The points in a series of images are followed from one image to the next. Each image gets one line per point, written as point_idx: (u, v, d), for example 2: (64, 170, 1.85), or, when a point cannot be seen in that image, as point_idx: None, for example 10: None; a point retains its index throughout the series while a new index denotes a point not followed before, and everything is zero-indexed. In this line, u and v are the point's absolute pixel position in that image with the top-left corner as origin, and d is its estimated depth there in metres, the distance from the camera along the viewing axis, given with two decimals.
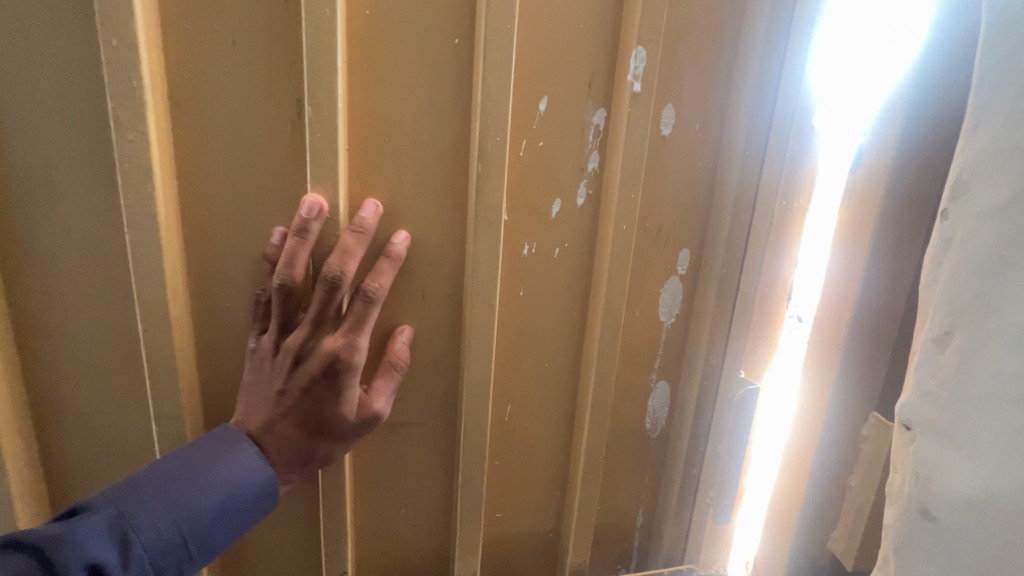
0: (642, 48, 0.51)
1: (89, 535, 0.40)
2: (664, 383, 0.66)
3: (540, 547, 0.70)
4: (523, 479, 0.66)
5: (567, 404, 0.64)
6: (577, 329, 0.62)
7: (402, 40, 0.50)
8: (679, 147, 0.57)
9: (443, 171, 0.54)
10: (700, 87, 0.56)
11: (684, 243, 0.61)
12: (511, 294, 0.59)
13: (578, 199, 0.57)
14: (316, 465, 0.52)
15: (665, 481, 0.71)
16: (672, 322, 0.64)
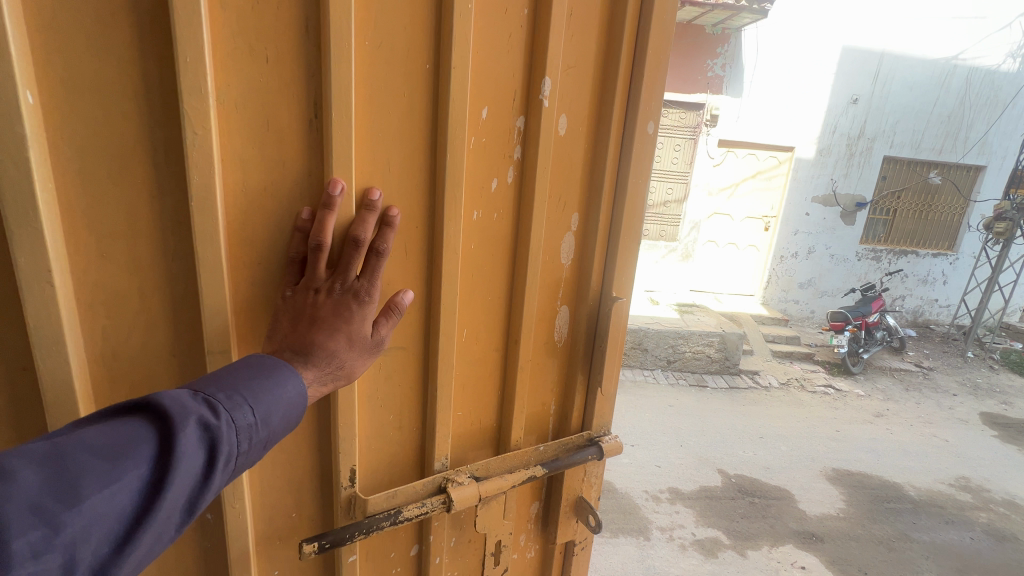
0: (546, 88, 1.20)
1: (190, 405, 0.77)
2: (567, 302, 1.46)
3: (489, 432, 1.46)
4: (474, 392, 1.39)
5: (503, 316, 1.37)
6: (506, 263, 1.32)
7: (386, 69, 0.97)
8: (567, 141, 1.30)
9: (411, 147, 1.04)
10: (576, 118, 1.30)
11: (574, 207, 1.38)
12: (469, 241, 1.23)
13: (507, 178, 1.24)
14: (341, 375, 0.93)
15: (568, 368, 1.55)
16: (568, 252, 1.42)
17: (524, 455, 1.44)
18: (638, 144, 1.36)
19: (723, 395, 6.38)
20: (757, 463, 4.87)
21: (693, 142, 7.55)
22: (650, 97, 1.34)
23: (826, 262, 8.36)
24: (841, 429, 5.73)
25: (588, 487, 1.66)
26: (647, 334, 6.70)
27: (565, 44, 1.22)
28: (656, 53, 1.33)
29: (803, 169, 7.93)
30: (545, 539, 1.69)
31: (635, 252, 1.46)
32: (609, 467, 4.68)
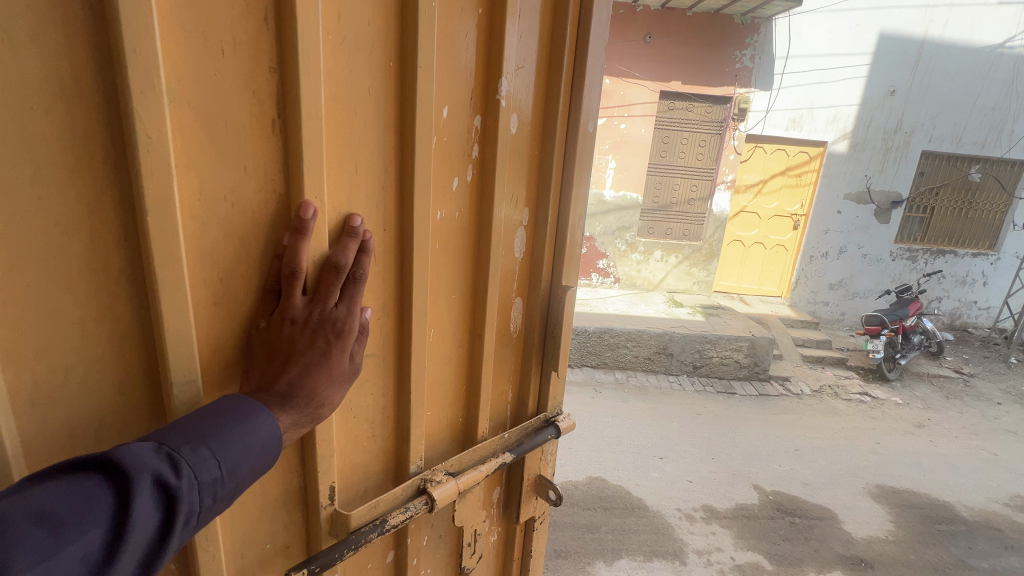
0: (503, 82, 1.07)
1: (153, 456, 0.67)
2: (519, 301, 1.32)
3: (457, 430, 1.26)
4: (441, 388, 1.19)
5: (460, 323, 1.19)
6: (466, 276, 1.15)
7: (350, 60, 0.84)
8: (521, 138, 1.17)
9: (374, 149, 0.91)
10: (531, 111, 1.17)
11: (526, 203, 1.24)
12: (434, 245, 1.05)
13: (455, 184, 1.07)
14: (319, 404, 0.85)
15: (523, 374, 1.41)
16: (520, 252, 1.27)
17: (494, 445, 1.28)
18: (586, 139, 1.28)
19: (753, 402, 5.82)
20: (795, 478, 4.37)
21: (720, 136, 7.14)
22: (591, 87, 1.25)
23: (858, 263, 7.81)
24: (882, 441, 5.20)
25: (545, 464, 1.56)
26: (672, 337, 6.11)
27: (516, 34, 1.08)
28: (597, 41, 1.23)
29: (835, 163, 7.34)
30: (508, 520, 1.56)
31: (580, 241, 1.36)
32: (637, 483, 4.12)
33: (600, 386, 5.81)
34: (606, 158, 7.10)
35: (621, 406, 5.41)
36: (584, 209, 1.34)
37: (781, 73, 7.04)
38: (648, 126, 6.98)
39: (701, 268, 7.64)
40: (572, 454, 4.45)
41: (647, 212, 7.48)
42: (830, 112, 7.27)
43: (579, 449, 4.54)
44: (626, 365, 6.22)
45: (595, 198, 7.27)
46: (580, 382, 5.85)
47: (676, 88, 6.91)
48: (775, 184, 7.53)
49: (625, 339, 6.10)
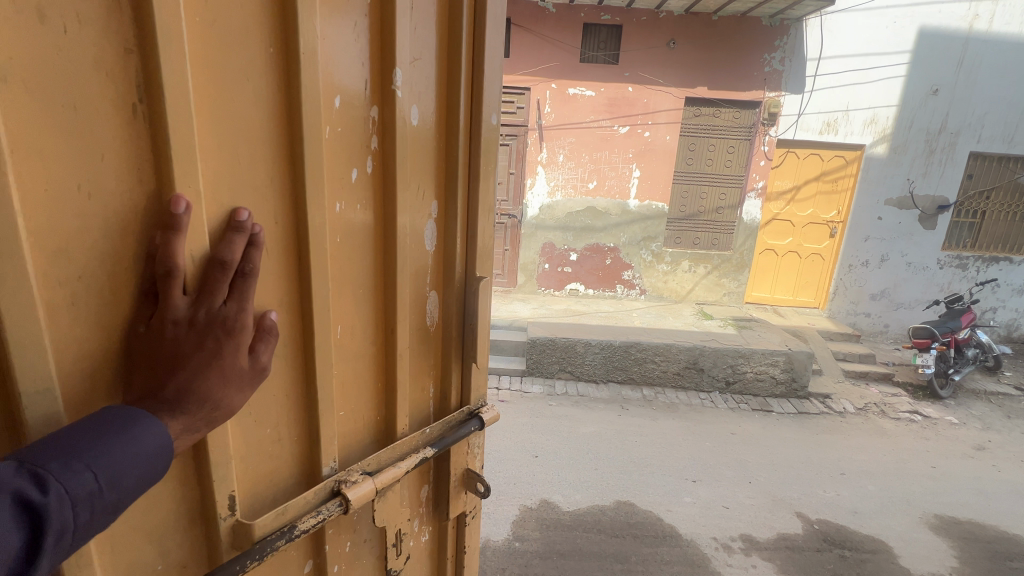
0: (399, 69, 1.00)
1: (11, 476, 0.60)
2: (434, 295, 1.22)
3: (374, 430, 1.16)
4: (353, 389, 1.09)
5: (369, 323, 1.09)
6: (373, 275, 1.07)
7: (220, 40, 0.76)
8: (424, 129, 1.09)
9: (259, 140, 0.83)
10: (433, 101, 1.10)
11: (435, 195, 1.16)
12: (333, 240, 0.96)
13: (354, 175, 0.98)
14: (215, 408, 0.78)
15: (446, 373, 1.31)
16: (434, 247, 1.19)
17: (415, 441, 1.20)
18: (494, 131, 1.23)
19: (792, 421, 5.35)
20: (842, 505, 3.92)
21: (750, 142, 6.79)
22: (492, 77, 1.20)
23: (901, 271, 7.26)
24: (939, 465, 4.66)
25: (473, 457, 1.43)
26: (702, 351, 5.71)
27: (409, 20, 1.01)
28: (494, 29, 1.18)
29: (875, 167, 6.85)
30: (437, 517, 1.41)
31: (493, 232, 1.31)
32: (668, 508, 3.74)
33: (628, 403, 5.42)
34: (630, 167, 6.83)
35: (651, 424, 5.02)
36: (495, 200, 1.29)
37: (814, 75, 6.55)
38: (672, 133, 6.67)
39: (732, 278, 7.20)
40: (597, 476, 4.09)
41: (674, 221, 7.08)
42: (868, 113, 6.72)
43: (604, 470, 4.18)
44: (654, 381, 5.81)
45: (619, 208, 6.96)
46: (605, 399, 5.46)
47: (701, 94, 6.61)
48: (809, 189, 6.96)
49: (653, 353, 5.71)
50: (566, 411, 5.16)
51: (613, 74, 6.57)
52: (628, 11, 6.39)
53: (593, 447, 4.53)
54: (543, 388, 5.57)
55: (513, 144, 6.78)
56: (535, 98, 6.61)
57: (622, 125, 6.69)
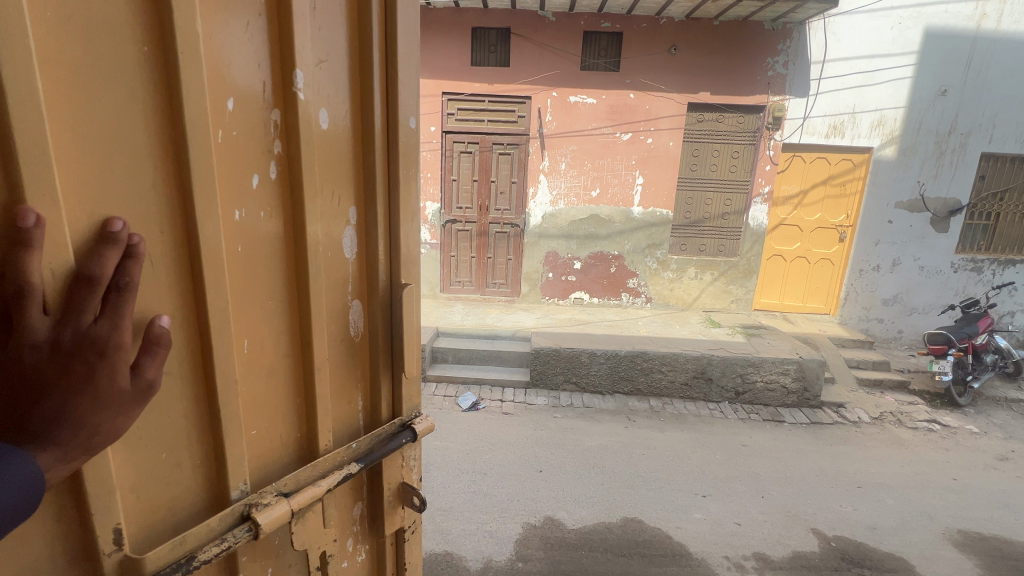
0: (300, 71, 0.97)
1: None
2: (357, 304, 1.19)
3: (295, 448, 1.12)
4: (266, 405, 1.04)
5: (283, 334, 1.05)
6: (284, 285, 1.03)
7: (84, 36, 0.70)
8: (334, 133, 1.07)
9: (141, 144, 0.78)
10: (343, 104, 1.08)
11: (352, 202, 1.14)
12: (231, 250, 0.92)
13: (255, 181, 0.95)
14: (93, 436, 0.72)
15: (375, 383, 1.27)
16: (353, 255, 1.17)
17: (339, 457, 1.15)
18: (411, 136, 1.23)
19: (805, 432, 5.09)
20: (860, 521, 3.68)
21: (754, 147, 6.61)
22: (406, 81, 1.19)
23: (914, 275, 7.02)
24: (962, 477, 4.39)
25: (409, 470, 1.39)
26: (711, 360, 5.49)
27: (311, 22, 0.98)
28: (408, 33, 1.18)
29: (885, 168, 6.62)
30: (373, 535, 1.36)
31: (418, 238, 1.29)
32: (677, 525, 3.52)
33: (634, 414, 5.19)
34: (633, 174, 6.68)
35: (658, 437, 4.78)
36: (416, 204, 1.29)
37: (818, 79, 6.48)
38: (676, 140, 6.56)
39: (740, 285, 7.03)
40: (604, 491, 3.88)
41: (679, 227, 6.86)
42: (875, 115, 6.47)
43: (613, 485, 3.96)
44: (661, 392, 5.57)
45: (623, 216, 6.83)
46: (611, 410, 5.24)
47: (704, 99, 6.45)
48: (817, 194, 6.76)
49: (660, 363, 5.49)
50: (571, 423, 4.94)
51: (614, 82, 6.47)
52: (628, 18, 6.29)
53: (598, 461, 4.31)
54: (547, 400, 5.36)
55: (514, 153, 6.64)
56: (536, 106, 6.49)
57: (625, 132, 6.55)
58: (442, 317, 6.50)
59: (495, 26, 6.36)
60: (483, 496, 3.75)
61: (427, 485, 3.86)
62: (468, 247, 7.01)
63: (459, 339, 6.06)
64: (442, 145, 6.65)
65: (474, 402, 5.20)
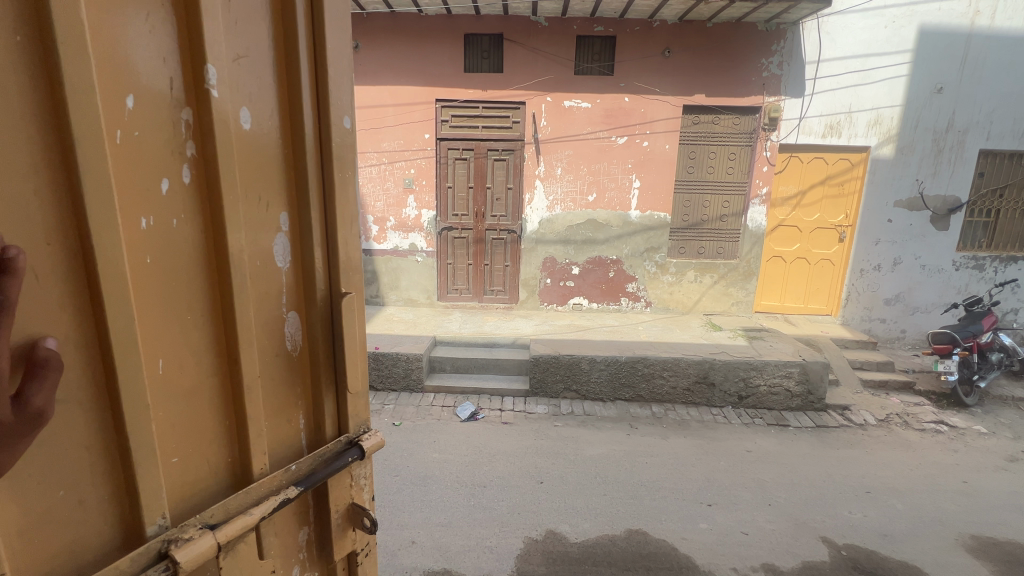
0: (213, 69, 0.94)
1: None
2: (293, 313, 1.18)
3: (228, 473, 1.08)
4: (190, 429, 1.00)
5: (207, 348, 1.01)
6: (206, 294, 0.99)
7: None
8: (257, 135, 1.05)
9: (21, 145, 0.72)
10: (266, 105, 1.07)
11: (281, 207, 1.13)
12: (139, 260, 0.88)
13: (167, 185, 0.92)
14: None
15: (315, 394, 1.26)
16: (285, 263, 1.15)
17: (277, 482, 1.12)
18: (346, 138, 1.23)
19: (811, 436, 4.91)
20: (870, 528, 3.51)
21: (751, 148, 6.46)
22: (337, 82, 1.18)
23: (917, 274, 6.80)
24: (972, 480, 4.23)
25: (359, 490, 1.37)
26: (713, 365, 5.31)
27: (225, 19, 0.96)
28: (337, 33, 1.17)
29: (882, 167, 6.51)
30: (322, 559, 1.34)
31: (357, 244, 1.29)
32: (683, 536, 3.35)
33: (636, 421, 5.01)
34: (630, 177, 6.55)
35: (661, 444, 4.60)
36: (354, 208, 1.28)
37: (814, 78, 6.34)
38: (672, 142, 6.43)
39: (740, 288, 6.81)
40: (607, 501, 3.70)
41: (677, 230, 6.73)
42: (871, 114, 6.44)
43: (616, 495, 3.78)
44: (663, 398, 5.40)
45: (620, 220, 6.67)
46: (613, 417, 5.06)
47: (700, 102, 6.35)
48: (815, 194, 6.60)
49: (661, 368, 5.32)
50: (573, 432, 4.76)
51: (609, 85, 6.34)
52: (621, 22, 6.19)
53: (601, 470, 4.13)
54: (548, 408, 5.18)
55: (510, 158, 6.50)
56: (530, 111, 6.38)
57: (620, 136, 6.44)
58: (440, 326, 6.31)
59: (487, 33, 6.24)
60: (484, 510, 3.57)
61: (425, 500, 3.67)
62: (465, 255, 6.84)
63: (457, 348, 5.87)
64: (437, 153, 6.51)
65: (474, 412, 5.02)
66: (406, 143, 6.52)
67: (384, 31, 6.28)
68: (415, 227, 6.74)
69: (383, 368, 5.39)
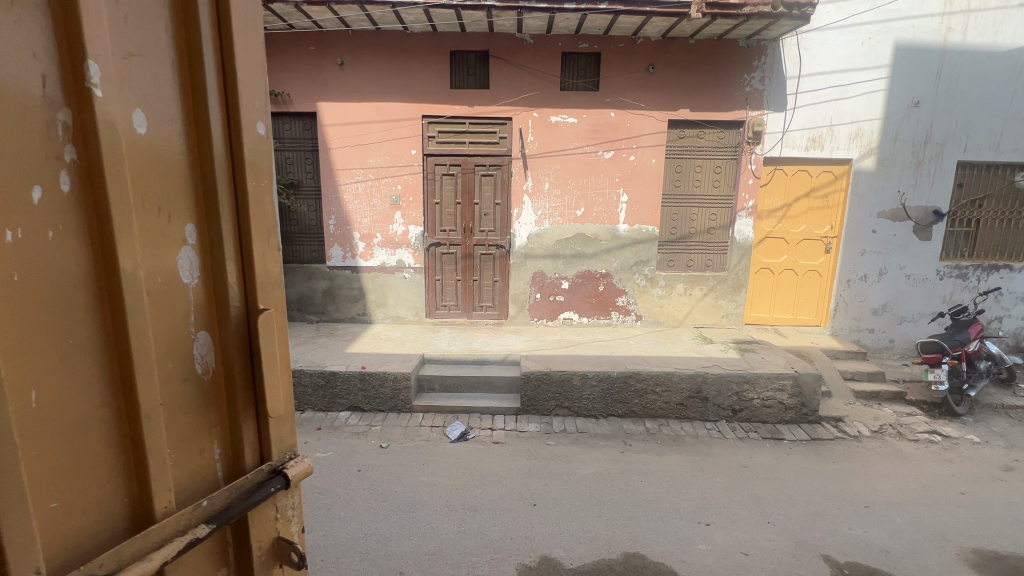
0: (94, 67, 0.90)
1: None
2: (203, 333, 1.15)
3: (127, 514, 1.03)
4: (73, 462, 0.94)
5: (94, 368, 0.96)
6: (95, 309, 0.95)
7: None
8: (152, 141, 1.02)
9: None
10: (165, 111, 1.05)
11: (186, 219, 1.11)
12: (7, 274, 0.83)
13: (40, 195, 0.87)
14: None
15: (233, 421, 1.22)
16: (193, 279, 1.13)
17: (184, 520, 1.06)
18: (263, 146, 1.22)
19: (806, 449, 4.76)
20: (870, 544, 3.35)
21: (737, 161, 6.41)
22: (248, 85, 1.17)
23: (902, 284, 6.76)
24: (969, 491, 4.09)
25: (286, 522, 1.36)
26: (706, 378, 5.16)
27: (112, 17, 0.94)
28: (249, 37, 1.16)
29: (864, 180, 6.50)
30: None
31: (275, 257, 1.27)
32: (681, 559, 3.16)
33: (630, 438, 4.83)
34: (618, 192, 6.47)
35: (656, 461, 4.42)
36: (273, 219, 1.28)
37: (795, 93, 6.32)
38: (658, 156, 6.38)
39: (730, 300, 6.72)
40: (602, 523, 3.49)
41: (666, 245, 6.67)
42: (852, 127, 6.41)
43: (612, 517, 3.57)
44: (656, 413, 5.22)
45: (609, 233, 6.56)
46: (606, 435, 4.87)
47: (685, 116, 6.32)
48: (800, 207, 6.63)
49: (654, 383, 5.14)
50: (567, 451, 4.55)
51: (594, 100, 6.29)
52: (605, 39, 6.16)
53: (596, 491, 3.92)
54: (539, 426, 4.98)
55: (497, 174, 6.40)
56: (517, 126, 6.30)
57: (607, 151, 6.39)
58: (428, 343, 6.10)
59: (473, 49, 6.18)
60: (475, 535, 3.34)
61: (413, 527, 3.42)
62: (453, 270, 6.68)
63: (447, 366, 5.66)
64: (425, 168, 6.39)
65: (464, 433, 4.80)
66: (392, 159, 6.40)
67: (370, 48, 6.16)
68: (402, 243, 6.57)
69: (371, 388, 5.14)
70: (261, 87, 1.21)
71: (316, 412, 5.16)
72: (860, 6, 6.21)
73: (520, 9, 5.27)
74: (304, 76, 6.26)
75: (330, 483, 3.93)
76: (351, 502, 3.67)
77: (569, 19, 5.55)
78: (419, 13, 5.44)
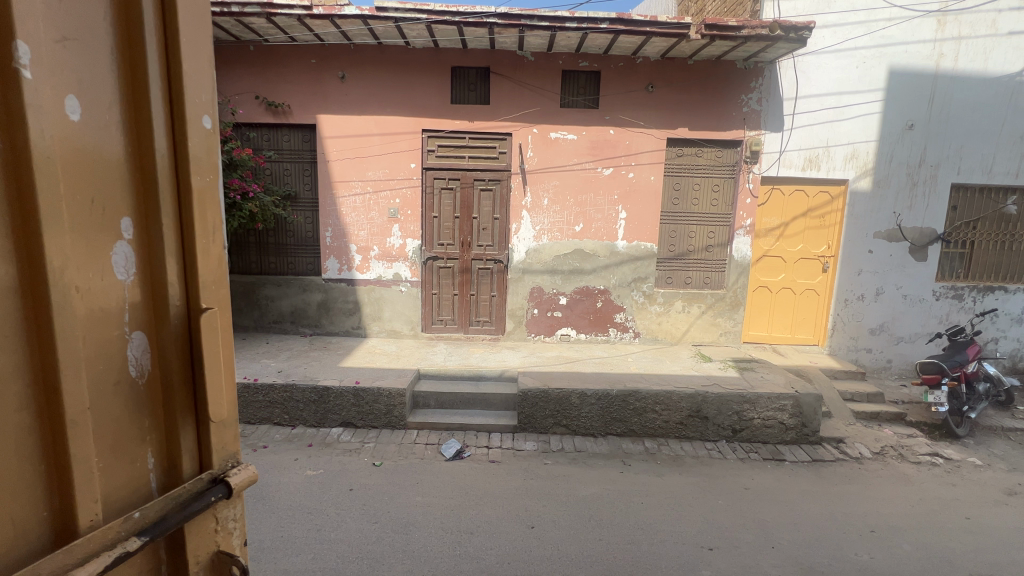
0: (24, 47, 0.85)
1: None
2: (139, 334, 1.09)
3: (48, 528, 0.95)
4: None
5: (11, 368, 0.89)
6: (17, 303, 0.88)
7: None
8: (89, 129, 0.97)
9: None
10: (104, 99, 1.00)
11: (122, 211, 1.05)
12: None
13: None
14: None
15: (171, 428, 1.16)
16: (130, 276, 1.07)
17: (112, 533, 0.99)
18: (210, 142, 1.19)
19: (808, 471, 4.60)
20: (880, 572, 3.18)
21: (733, 180, 6.41)
22: (195, 77, 1.13)
23: (899, 304, 6.67)
24: (975, 516, 3.93)
25: (227, 534, 1.26)
26: (706, 398, 5.00)
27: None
28: (195, 30, 1.13)
29: (858, 200, 6.44)
30: None
31: (221, 256, 1.22)
32: None
33: (630, 458, 4.64)
34: (616, 209, 6.42)
35: (656, 482, 4.24)
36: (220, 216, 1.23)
37: (792, 114, 6.32)
38: (657, 173, 6.31)
39: (728, 318, 6.58)
40: (605, 548, 3.30)
41: (664, 259, 6.49)
42: (848, 148, 6.34)
43: (614, 542, 3.37)
44: (656, 432, 5.04)
45: (607, 250, 6.46)
46: (604, 455, 4.68)
47: (683, 135, 6.27)
48: (798, 226, 6.48)
49: (653, 402, 4.97)
50: (564, 470, 4.37)
51: (594, 118, 6.26)
52: (606, 58, 6.14)
53: (595, 512, 3.73)
54: (537, 445, 4.79)
55: (496, 188, 6.33)
56: (517, 142, 6.25)
57: (606, 167, 6.33)
58: (424, 358, 5.92)
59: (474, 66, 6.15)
60: (471, 560, 3.14)
61: (407, 550, 3.21)
62: (450, 284, 6.53)
63: (441, 382, 5.47)
64: (422, 181, 6.31)
65: (459, 451, 4.61)
66: (390, 171, 6.30)
67: (372, 62, 6.11)
68: (399, 256, 6.43)
69: (364, 405, 4.95)
70: (209, 79, 1.18)
71: (307, 428, 4.95)
72: (854, 31, 6.22)
73: (523, 27, 5.26)
74: (303, 89, 6.18)
75: (319, 504, 3.70)
76: (342, 524, 3.47)
77: (570, 37, 5.52)
78: (422, 29, 5.41)
